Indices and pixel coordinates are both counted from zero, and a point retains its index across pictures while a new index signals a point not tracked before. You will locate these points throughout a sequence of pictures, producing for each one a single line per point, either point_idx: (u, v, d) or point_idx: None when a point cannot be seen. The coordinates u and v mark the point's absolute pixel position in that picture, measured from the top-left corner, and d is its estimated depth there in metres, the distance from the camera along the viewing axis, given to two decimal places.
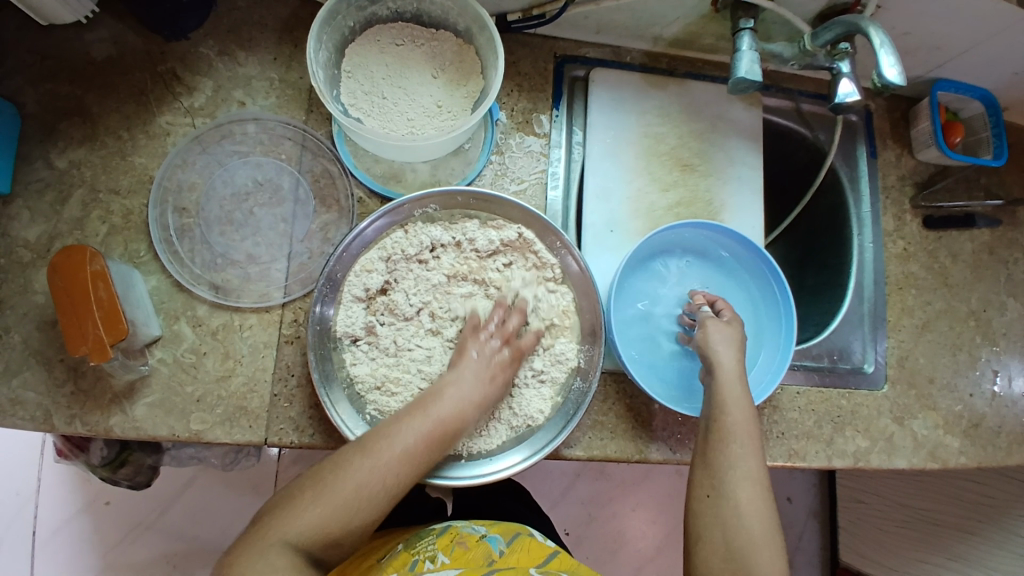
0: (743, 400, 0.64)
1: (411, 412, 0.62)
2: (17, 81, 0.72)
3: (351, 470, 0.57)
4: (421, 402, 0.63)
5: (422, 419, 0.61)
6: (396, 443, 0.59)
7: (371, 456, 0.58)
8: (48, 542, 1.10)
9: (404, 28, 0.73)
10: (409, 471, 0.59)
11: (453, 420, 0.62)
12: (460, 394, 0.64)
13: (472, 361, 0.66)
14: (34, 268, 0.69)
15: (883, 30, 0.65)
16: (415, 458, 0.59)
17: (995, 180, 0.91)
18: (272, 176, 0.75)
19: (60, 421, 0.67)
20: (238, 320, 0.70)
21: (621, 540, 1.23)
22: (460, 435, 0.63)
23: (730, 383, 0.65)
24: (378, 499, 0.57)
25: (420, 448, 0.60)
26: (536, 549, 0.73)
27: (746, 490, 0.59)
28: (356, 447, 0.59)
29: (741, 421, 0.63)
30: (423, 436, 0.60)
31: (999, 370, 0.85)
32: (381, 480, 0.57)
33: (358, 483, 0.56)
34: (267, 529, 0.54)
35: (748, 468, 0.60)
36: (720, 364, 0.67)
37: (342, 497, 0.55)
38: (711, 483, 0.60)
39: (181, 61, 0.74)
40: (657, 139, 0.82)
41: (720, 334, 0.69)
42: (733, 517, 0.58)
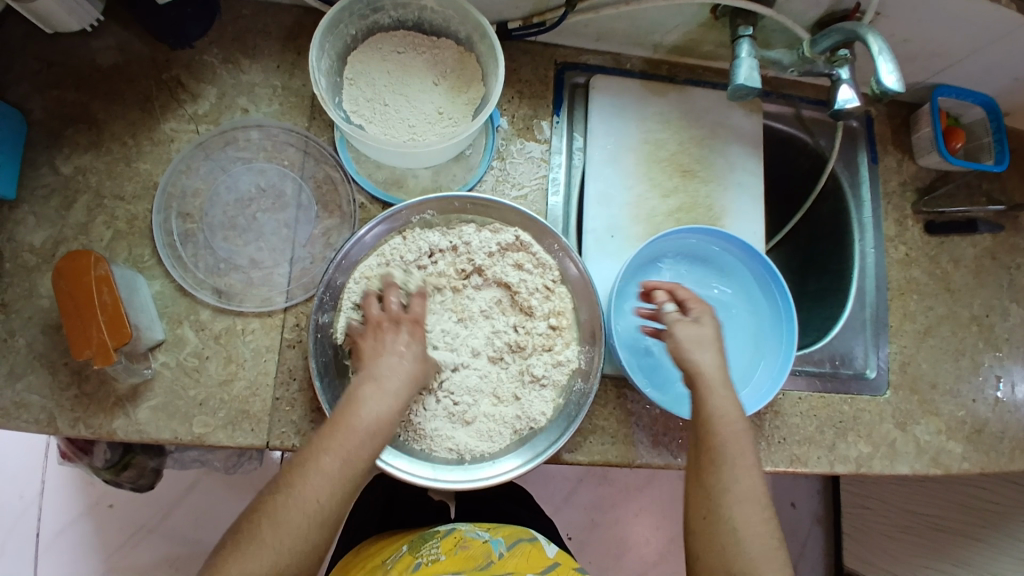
0: (730, 414, 0.61)
1: (325, 431, 0.57)
2: (23, 88, 0.73)
3: (270, 509, 0.53)
4: (336, 415, 0.59)
5: (340, 432, 0.57)
6: (316, 467, 0.55)
7: (289, 491, 0.54)
8: (52, 545, 1.10)
9: (405, 36, 0.73)
10: (333, 493, 0.54)
11: (374, 425, 0.58)
12: (377, 393, 0.60)
13: (384, 356, 0.62)
14: (39, 273, 0.70)
15: (881, 37, 0.66)
16: (335, 481, 0.55)
17: (996, 185, 0.91)
18: (274, 182, 0.76)
19: (63, 424, 0.67)
20: (240, 324, 0.71)
21: (624, 546, 1.23)
22: (386, 435, 0.59)
23: (717, 400, 0.61)
24: (307, 529, 0.53)
25: (341, 465, 0.55)
26: (536, 558, 0.71)
27: (741, 511, 0.57)
28: (276, 483, 0.55)
29: (731, 439, 0.60)
30: (342, 456, 0.56)
31: (1002, 376, 0.84)
32: (304, 509, 0.53)
33: (277, 522, 0.52)
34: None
35: (742, 489, 0.57)
36: (699, 370, 0.63)
37: (264, 541, 0.51)
38: (705, 504, 0.58)
39: (185, 69, 0.75)
40: (657, 145, 0.82)
41: (691, 335, 0.65)
42: (731, 541, 0.56)
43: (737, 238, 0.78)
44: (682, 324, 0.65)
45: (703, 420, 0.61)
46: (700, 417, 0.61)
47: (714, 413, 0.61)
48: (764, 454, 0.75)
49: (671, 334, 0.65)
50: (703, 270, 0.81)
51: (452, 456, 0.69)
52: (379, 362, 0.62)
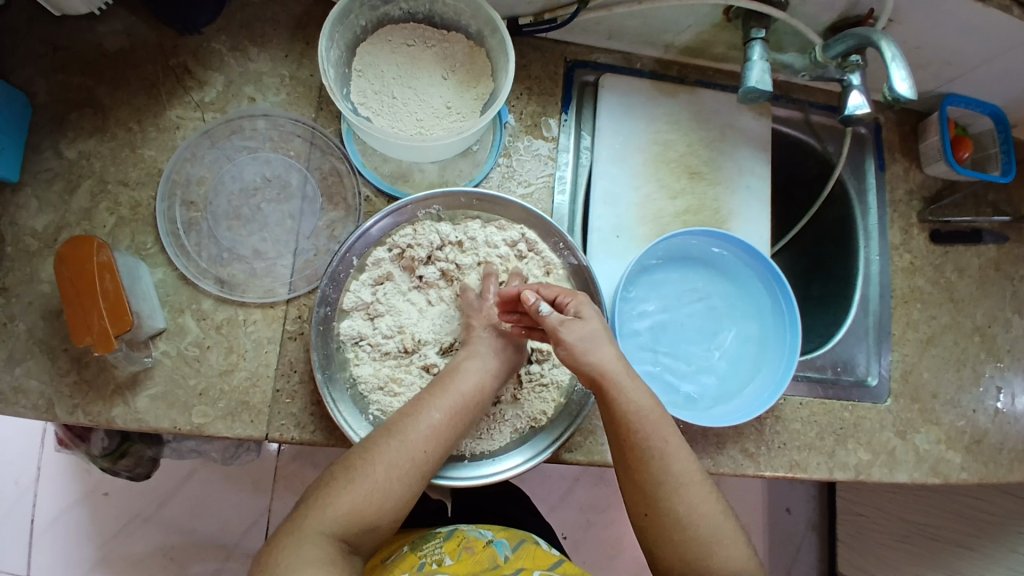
0: (648, 406, 0.60)
1: (432, 389, 0.63)
2: (29, 71, 0.72)
3: (381, 451, 0.58)
4: (442, 379, 0.64)
5: (445, 394, 0.62)
6: (425, 420, 0.60)
7: (399, 435, 0.59)
8: (46, 531, 1.10)
9: (416, 28, 0.73)
10: (436, 445, 0.60)
11: (477, 395, 0.64)
12: (477, 367, 0.65)
13: (487, 338, 0.68)
14: (41, 258, 0.69)
15: (894, 44, 0.65)
16: (438, 436, 0.60)
17: (1003, 196, 0.91)
18: (280, 173, 0.75)
19: (62, 410, 0.67)
20: (242, 315, 0.70)
21: (618, 547, 1.23)
22: (482, 407, 0.64)
23: (629, 393, 0.59)
24: (412, 474, 0.58)
25: (448, 422, 0.61)
26: (540, 557, 0.72)
27: (681, 498, 0.58)
28: (386, 427, 0.60)
29: (651, 431, 0.59)
30: (446, 413, 0.61)
31: (1003, 387, 0.84)
32: (410, 456, 0.58)
33: (390, 461, 0.57)
34: (304, 521, 0.54)
35: (676, 476, 0.59)
36: (603, 370, 0.60)
37: (376, 477, 0.56)
38: (646, 502, 0.59)
39: (193, 56, 0.75)
40: (665, 146, 0.82)
41: (583, 335, 0.61)
42: (677, 527, 0.58)
43: (740, 240, 0.77)
44: (568, 323, 0.61)
45: (618, 417, 0.59)
46: (618, 418, 0.59)
47: (633, 411, 0.59)
48: (764, 458, 0.75)
49: (562, 342, 0.61)
50: (699, 272, 0.80)
51: (452, 452, 0.68)
52: (479, 343, 0.67)
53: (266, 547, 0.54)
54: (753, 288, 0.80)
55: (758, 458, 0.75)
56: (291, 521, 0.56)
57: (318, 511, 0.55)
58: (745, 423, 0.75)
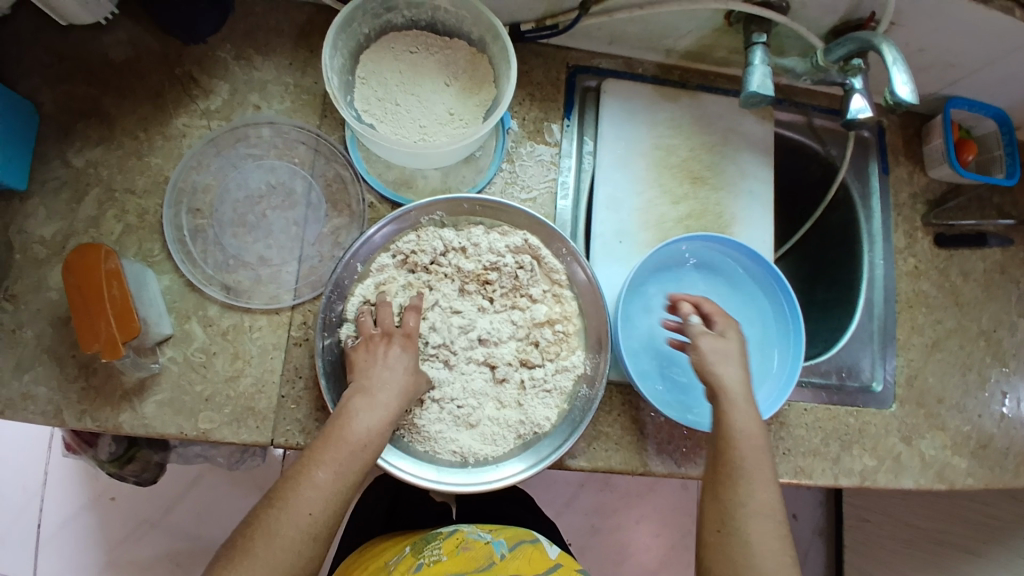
0: (752, 430, 0.61)
1: (319, 444, 0.58)
2: (36, 80, 0.73)
3: (263, 525, 0.54)
4: (329, 429, 0.59)
5: (332, 447, 0.58)
6: (306, 483, 0.56)
7: (281, 505, 0.55)
8: (54, 535, 1.11)
9: (418, 36, 0.73)
10: (324, 508, 0.55)
11: (368, 440, 0.59)
12: (367, 407, 0.61)
13: (379, 369, 0.63)
14: (49, 266, 0.70)
15: (896, 48, 0.65)
16: (326, 498, 0.56)
17: (1008, 199, 0.91)
18: (285, 180, 0.76)
19: (70, 417, 0.68)
20: (247, 321, 0.71)
21: (623, 552, 1.23)
22: (376, 448, 0.60)
23: (737, 415, 0.62)
24: (303, 541, 0.54)
25: (333, 480, 0.56)
26: (537, 559, 0.72)
27: (755, 525, 0.57)
28: (271, 497, 0.56)
29: (748, 456, 0.60)
30: (331, 470, 0.56)
31: (1009, 391, 0.84)
32: (295, 524, 0.54)
33: (270, 536, 0.53)
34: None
35: (758, 505, 0.58)
36: (723, 385, 0.63)
37: (257, 555, 0.52)
38: (720, 518, 0.58)
39: (198, 65, 0.75)
40: (667, 151, 0.82)
41: (717, 350, 0.65)
42: (741, 551, 0.56)
43: (744, 245, 0.78)
44: (708, 336, 0.66)
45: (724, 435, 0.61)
46: (721, 432, 0.62)
47: (737, 430, 0.61)
48: None
49: (697, 347, 0.66)
50: (707, 277, 0.81)
51: (456, 458, 0.69)
52: (370, 373, 0.63)
53: None
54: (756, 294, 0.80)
55: None
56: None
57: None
58: None
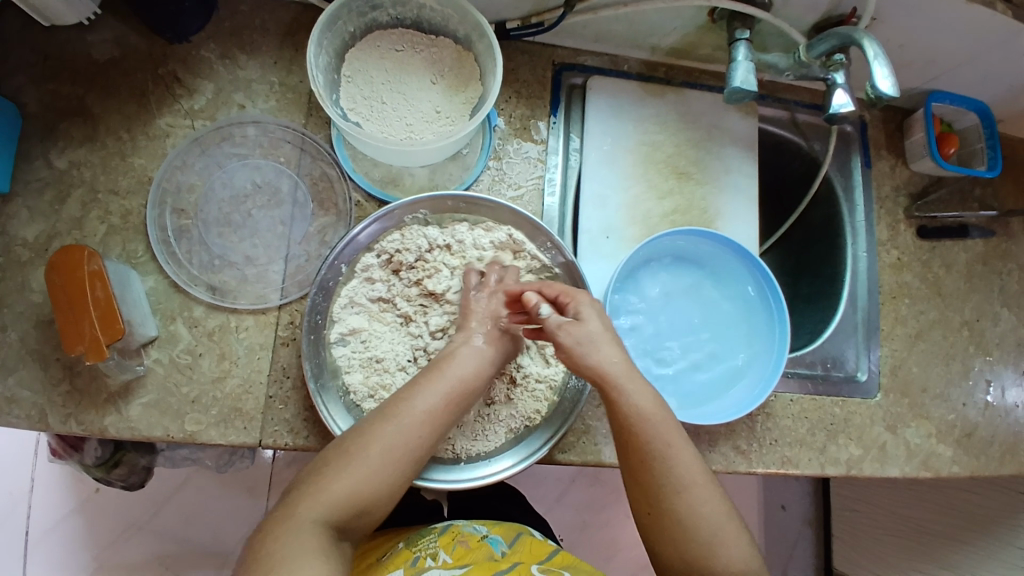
0: (654, 412, 0.59)
1: (428, 373, 0.63)
2: (18, 79, 0.72)
3: (376, 436, 0.58)
4: (436, 365, 0.64)
5: (440, 377, 0.62)
6: (420, 406, 0.60)
7: (394, 420, 0.59)
8: (41, 541, 1.09)
9: (404, 34, 0.73)
10: (430, 432, 0.60)
11: (472, 380, 0.63)
12: (474, 352, 0.65)
13: (483, 320, 0.68)
14: (32, 267, 0.69)
15: (877, 42, 0.66)
16: (436, 419, 0.60)
17: (989, 192, 0.92)
18: (270, 179, 0.75)
19: (55, 420, 0.67)
20: (234, 321, 0.71)
21: (615, 547, 1.23)
22: (477, 391, 0.64)
23: (630, 396, 0.59)
24: (401, 463, 0.58)
25: (443, 409, 0.61)
26: (536, 548, 0.73)
27: (683, 500, 0.57)
28: (383, 411, 0.60)
29: (653, 434, 0.58)
30: (442, 399, 0.61)
31: (992, 380, 0.85)
32: (405, 440, 0.58)
33: (385, 444, 0.57)
34: (301, 498, 0.55)
35: (680, 479, 0.58)
36: (603, 374, 0.60)
37: (370, 462, 0.57)
38: (648, 501, 0.59)
39: (182, 63, 0.75)
40: (653, 147, 0.83)
41: (583, 337, 0.61)
42: (680, 529, 0.57)
43: (729, 240, 0.78)
44: (566, 327, 0.62)
45: (624, 422, 0.59)
46: (623, 423, 0.59)
47: (631, 413, 0.59)
48: (756, 455, 0.76)
49: (561, 345, 0.62)
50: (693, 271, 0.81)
51: (448, 454, 0.69)
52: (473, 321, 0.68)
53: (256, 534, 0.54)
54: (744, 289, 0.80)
55: (750, 455, 0.76)
56: (290, 496, 0.56)
57: (313, 488, 0.55)
58: (736, 420, 0.75)
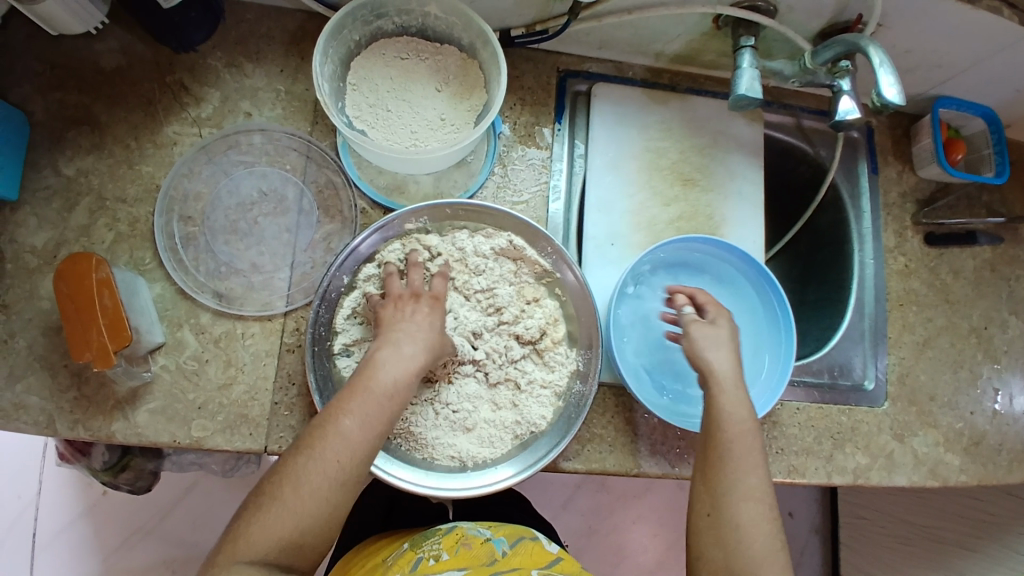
0: (737, 415, 0.62)
1: (344, 395, 0.57)
2: (27, 88, 0.73)
3: (292, 472, 0.53)
4: (353, 381, 0.58)
5: (359, 396, 0.57)
6: (336, 430, 0.55)
7: (309, 451, 0.54)
8: (49, 545, 1.10)
9: (408, 42, 0.74)
10: (354, 455, 0.55)
11: (393, 390, 0.58)
12: (393, 357, 0.59)
13: (403, 324, 0.62)
14: (40, 275, 0.70)
15: (882, 50, 0.66)
16: (356, 442, 0.55)
17: (997, 197, 0.91)
18: (277, 187, 0.76)
19: (62, 426, 0.67)
20: (240, 328, 0.71)
21: (621, 553, 1.23)
22: (403, 399, 0.59)
23: (722, 397, 0.63)
24: (330, 491, 0.53)
25: (361, 429, 0.55)
26: (539, 554, 0.73)
27: (745, 507, 0.57)
28: (299, 444, 0.55)
29: (737, 439, 0.60)
30: (360, 418, 0.56)
31: (1000, 388, 0.84)
32: (325, 469, 0.53)
33: (301, 479, 0.53)
34: (220, 556, 0.51)
35: (749, 485, 0.58)
36: (711, 369, 0.65)
37: (289, 502, 0.52)
38: (709, 502, 0.59)
39: (189, 72, 0.75)
40: (658, 153, 0.83)
41: (707, 336, 0.67)
42: (732, 534, 0.56)
43: (730, 246, 0.78)
44: (699, 325, 0.68)
45: (712, 421, 0.62)
46: (710, 418, 0.63)
47: (721, 410, 0.62)
48: None
49: (688, 335, 0.68)
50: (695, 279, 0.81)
51: (454, 463, 0.69)
52: (398, 329, 0.62)
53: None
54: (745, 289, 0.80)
55: None
56: (215, 552, 0.52)
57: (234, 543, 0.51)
58: None
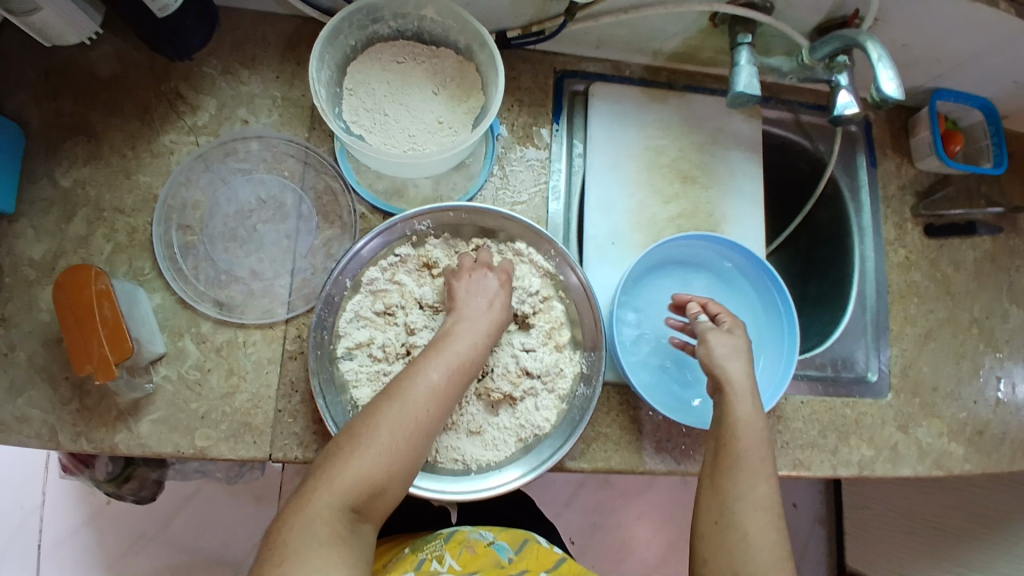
0: (751, 430, 0.61)
1: (428, 353, 0.62)
2: (22, 99, 0.73)
3: (385, 415, 0.56)
4: (436, 346, 0.63)
5: (440, 355, 0.62)
6: (423, 381, 0.59)
7: (400, 398, 0.57)
8: (54, 554, 1.10)
9: (405, 46, 0.73)
10: (439, 406, 0.59)
11: (470, 354, 0.63)
12: (469, 329, 0.65)
13: (474, 300, 0.67)
14: (40, 287, 0.70)
15: (881, 45, 0.66)
16: (440, 394, 0.59)
17: (995, 188, 0.91)
18: (275, 193, 0.75)
19: (66, 438, 0.67)
20: (242, 336, 0.71)
21: (626, 549, 1.23)
22: (477, 366, 0.64)
23: (734, 408, 0.63)
24: (417, 436, 0.56)
25: (446, 384, 0.60)
26: (543, 556, 0.73)
27: (753, 519, 0.57)
28: (388, 392, 0.59)
29: (750, 447, 0.60)
30: (446, 373, 0.60)
31: (1002, 377, 0.85)
32: (413, 416, 0.57)
33: (395, 423, 0.56)
34: (313, 488, 0.53)
35: (758, 498, 0.58)
36: (728, 379, 0.64)
37: (383, 442, 0.55)
38: (717, 510, 0.58)
39: (185, 80, 0.75)
40: (657, 152, 0.82)
41: (725, 346, 0.67)
42: (739, 544, 0.56)
43: (721, 237, 0.77)
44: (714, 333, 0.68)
45: (725, 429, 0.62)
46: (722, 427, 0.62)
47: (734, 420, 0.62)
48: None
49: (706, 343, 0.67)
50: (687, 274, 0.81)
51: (458, 466, 0.69)
52: (468, 298, 0.67)
53: (273, 526, 0.52)
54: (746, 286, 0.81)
55: None
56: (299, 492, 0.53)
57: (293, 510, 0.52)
58: None
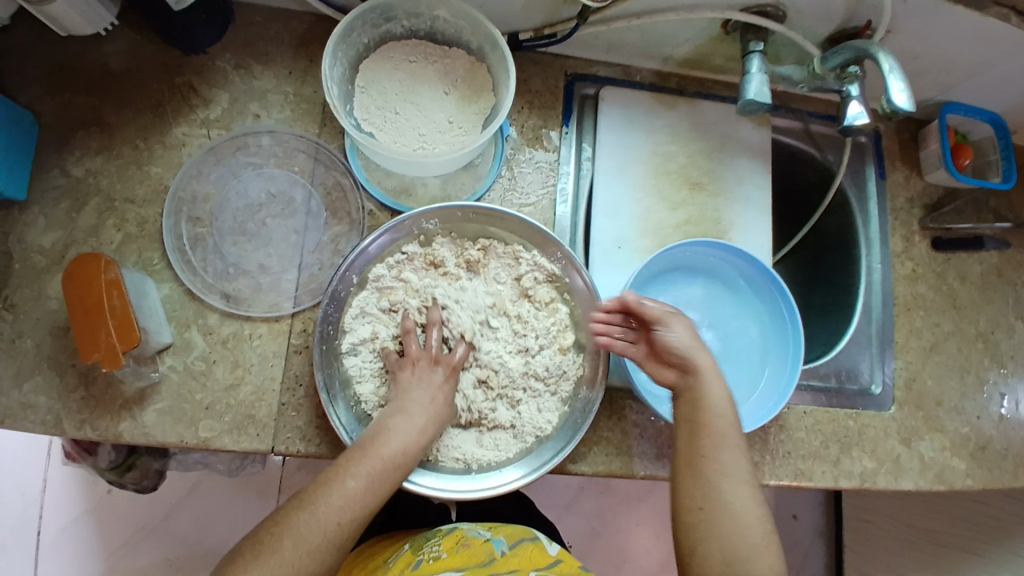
0: (722, 404, 0.64)
1: (354, 453, 0.61)
2: (37, 90, 0.73)
3: (295, 524, 0.55)
4: (360, 444, 0.62)
5: (366, 459, 0.60)
6: (339, 490, 0.58)
7: (312, 506, 0.57)
8: (53, 543, 1.10)
9: (417, 45, 0.74)
10: (352, 519, 0.58)
11: (399, 457, 0.62)
12: (404, 427, 0.63)
13: (416, 390, 0.65)
14: (49, 275, 0.70)
15: (892, 55, 0.66)
16: (356, 504, 0.58)
17: (1003, 201, 0.91)
18: (284, 188, 0.76)
19: (70, 426, 0.67)
20: (247, 329, 0.71)
21: (625, 555, 1.23)
22: (407, 468, 0.62)
23: (708, 387, 0.65)
24: (324, 549, 0.56)
25: (363, 490, 0.59)
26: (539, 556, 0.72)
27: (735, 496, 0.60)
28: (299, 499, 0.58)
29: (722, 426, 0.63)
30: (365, 482, 0.59)
31: (1007, 393, 0.84)
32: (323, 529, 0.56)
33: (302, 535, 0.55)
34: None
35: (735, 474, 0.61)
36: (695, 364, 0.65)
37: (285, 556, 0.54)
38: (702, 494, 0.61)
39: (198, 74, 0.76)
40: (665, 158, 0.83)
41: (681, 333, 0.67)
42: (728, 524, 0.59)
43: (730, 247, 0.77)
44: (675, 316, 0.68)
45: (698, 410, 0.64)
46: (698, 408, 0.64)
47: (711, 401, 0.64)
48: (769, 467, 0.75)
49: (665, 334, 0.67)
50: (694, 281, 0.81)
51: (459, 465, 0.69)
52: (409, 392, 0.65)
53: None
54: (748, 289, 0.81)
55: (763, 467, 0.75)
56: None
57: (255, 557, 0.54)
58: (750, 432, 0.75)
